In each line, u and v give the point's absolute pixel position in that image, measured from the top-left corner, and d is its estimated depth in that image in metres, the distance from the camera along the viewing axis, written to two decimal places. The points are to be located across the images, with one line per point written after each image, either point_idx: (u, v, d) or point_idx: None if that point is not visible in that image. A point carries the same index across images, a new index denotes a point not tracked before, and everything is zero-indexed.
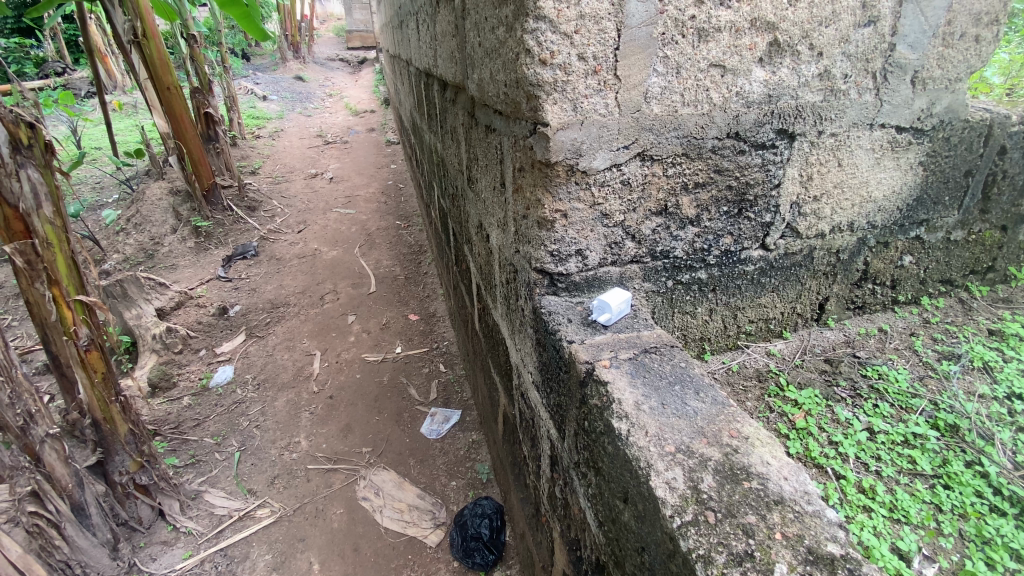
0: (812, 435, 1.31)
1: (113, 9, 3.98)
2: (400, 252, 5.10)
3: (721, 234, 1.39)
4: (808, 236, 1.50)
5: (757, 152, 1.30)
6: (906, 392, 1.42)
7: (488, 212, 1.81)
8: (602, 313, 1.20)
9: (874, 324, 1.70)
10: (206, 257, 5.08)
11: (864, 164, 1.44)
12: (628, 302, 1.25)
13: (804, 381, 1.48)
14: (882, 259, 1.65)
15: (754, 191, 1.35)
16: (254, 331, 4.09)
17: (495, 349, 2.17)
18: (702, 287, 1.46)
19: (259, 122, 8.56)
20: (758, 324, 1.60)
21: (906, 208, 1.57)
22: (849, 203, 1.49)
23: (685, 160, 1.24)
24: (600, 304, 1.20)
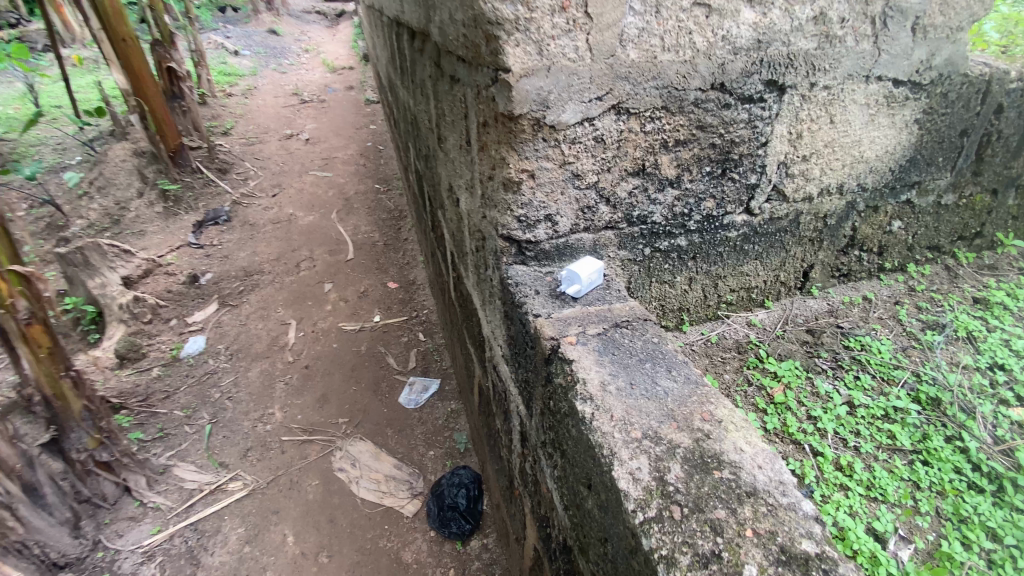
0: (790, 410, 1.26)
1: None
2: (378, 217, 4.89)
3: (703, 197, 1.29)
4: (795, 200, 1.40)
5: (743, 106, 1.18)
6: (888, 363, 1.36)
7: (456, 174, 1.68)
8: (571, 287, 1.10)
9: (858, 293, 1.64)
10: (176, 222, 4.82)
11: (857, 122, 1.33)
12: (601, 272, 1.15)
13: (784, 352, 1.42)
14: (871, 224, 1.57)
15: (739, 150, 1.24)
16: (227, 301, 3.94)
17: (469, 319, 2.08)
18: (681, 255, 1.38)
19: (231, 79, 8.11)
20: (739, 293, 1.53)
21: (899, 169, 1.47)
22: (839, 164, 1.38)
23: (665, 114, 1.12)
24: (570, 277, 1.10)
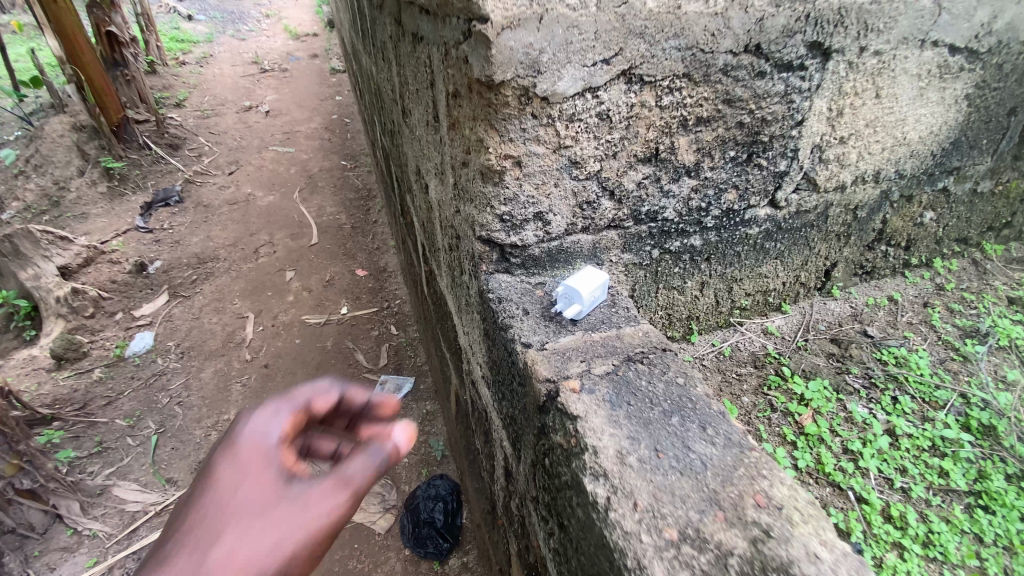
0: (824, 442, 1.06)
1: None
2: (345, 197, 4.37)
3: (724, 188, 1.05)
4: (826, 189, 1.18)
5: (780, 75, 0.94)
6: (929, 381, 1.17)
7: (423, 155, 1.41)
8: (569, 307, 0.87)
9: (882, 293, 1.45)
10: (121, 204, 4.24)
11: (905, 96, 1.11)
12: (605, 285, 0.91)
13: (810, 368, 1.23)
14: (902, 216, 1.37)
15: (771, 130, 1.01)
16: (179, 292, 3.52)
17: (443, 321, 1.83)
18: (694, 257, 1.15)
19: (184, 46, 7.47)
20: (756, 296, 1.32)
21: (940, 153, 1.26)
22: (879, 146, 1.16)
23: (687, 84, 0.88)
24: (567, 293, 0.87)
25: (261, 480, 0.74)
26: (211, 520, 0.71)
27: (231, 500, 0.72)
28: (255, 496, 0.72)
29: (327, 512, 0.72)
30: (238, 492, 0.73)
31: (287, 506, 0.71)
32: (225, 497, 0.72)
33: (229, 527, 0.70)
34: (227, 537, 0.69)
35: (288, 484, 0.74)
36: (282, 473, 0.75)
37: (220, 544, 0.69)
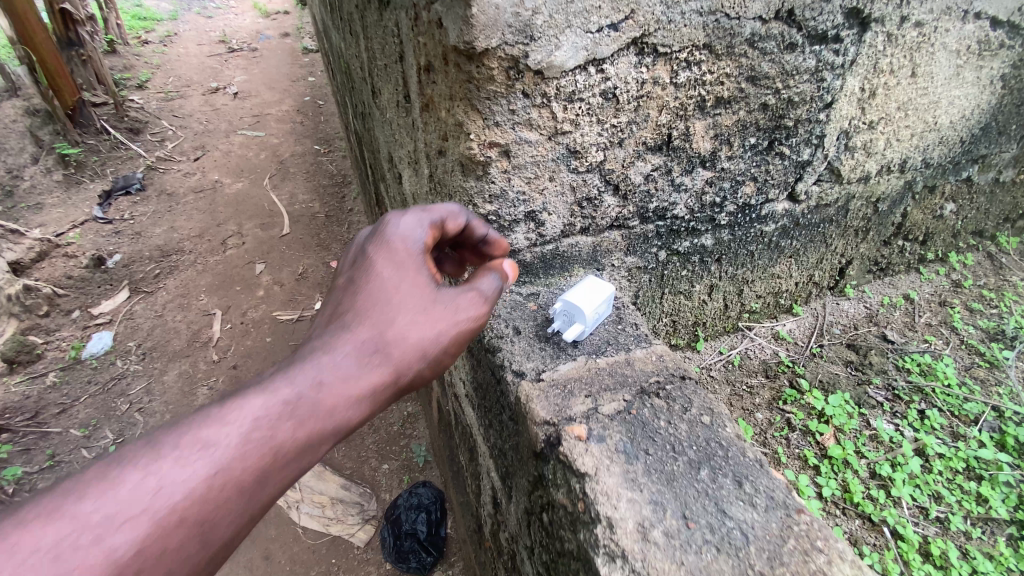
0: (851, 467, 0.95)
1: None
2: (318, 183, 3.79)
3: (741, 180, 0.91)
4: (850, 180, 1.05)
5: (812, 49, 0.80)
6: (957, 393, 1.07)
7: (395, 142, 1.24)
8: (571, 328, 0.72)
9: (897, 291, 1.34)
10: (78, 192, 3.58)
11: (941, 75, 0.98)
12: (610, 297, 0.76)
13: (827, 379, 1.11)
14: (923, 209, 1.25)
15: (798, 112, 0.86)
16: (142, 287, 2.98)
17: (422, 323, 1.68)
18: (704, 258, 1.02)
19: (146, 25, 7.00)
20: (766, 299, 1.20)
21: (969, 140, 1.15)
22: (909, 132, 1.04)
23: (707, 56, 0.73)
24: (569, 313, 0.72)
25: (412, 271, 0.60)
26: (361, 306, 0.57)
27: (378, 287, 0.58)
28: (409, 288, 0.59)
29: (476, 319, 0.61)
30: (386, 278, 0.59)
31: (445, 301, 0.59)
32: (372, 279, 0.59)
33: (384, 318, 0.57)
34: (384, 328, 0.56)
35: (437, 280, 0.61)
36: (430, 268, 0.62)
37: (377, 334, 0.56)
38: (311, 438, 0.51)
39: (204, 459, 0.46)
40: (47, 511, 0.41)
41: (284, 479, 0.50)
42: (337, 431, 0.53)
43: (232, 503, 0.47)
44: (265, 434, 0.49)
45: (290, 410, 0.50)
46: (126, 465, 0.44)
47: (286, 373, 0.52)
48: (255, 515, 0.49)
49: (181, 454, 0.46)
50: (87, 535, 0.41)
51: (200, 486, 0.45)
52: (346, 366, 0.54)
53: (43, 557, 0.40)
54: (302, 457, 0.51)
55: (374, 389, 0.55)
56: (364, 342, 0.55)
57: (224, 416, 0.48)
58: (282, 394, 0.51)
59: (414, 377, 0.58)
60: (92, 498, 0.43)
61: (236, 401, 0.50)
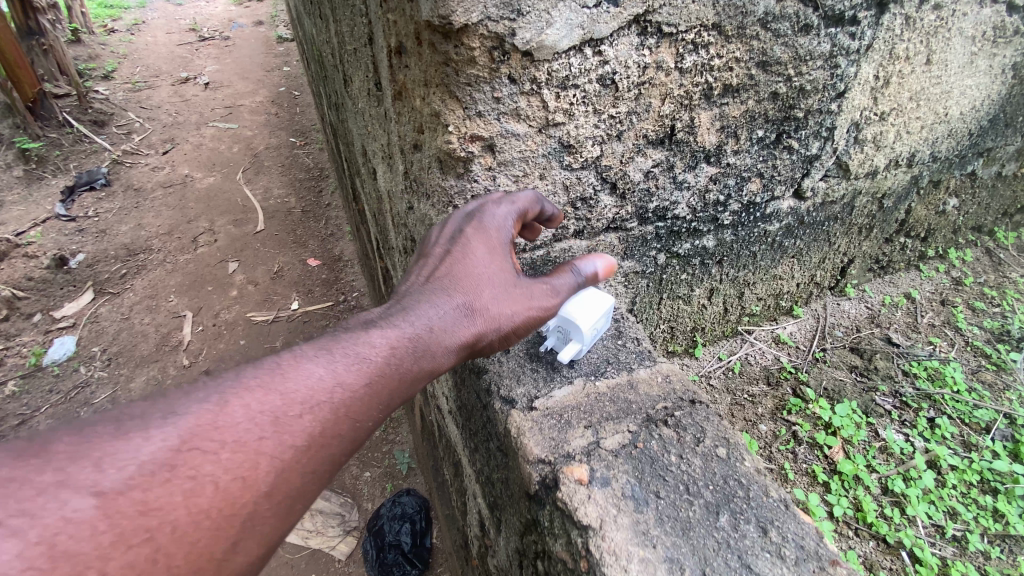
0: (862, 483, 0.89)
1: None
2: (294, 176, 3.61)
3: (747, 176, 0.84)
4: (858, 176, 0.98)
5: (827, 31, 0.73)
6: (966, 400, 1.02)
7: (369, 135, 1.14)
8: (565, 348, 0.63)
9: (898, 290, 1.29)
10: (39, 189, 3.39)
11: (955, 63, 0.91)
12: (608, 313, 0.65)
13: (833, 386, 1.05)
14: (927, 204, 1.20)
15: (808, 102, 0.79)
16: (106, 288, 2.80)
17: None
18: (705, 261, 0.95)
19: (113, 13, 6.69)
20: (767, 301, 1.13)
21: (977, 133, 1.09)
22: (919, 124, 0.97)
23: (716, 38, 0.65)
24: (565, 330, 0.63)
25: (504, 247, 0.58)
26: (458, 273, 0.56)
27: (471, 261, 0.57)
28: (499, 271, 0.57)
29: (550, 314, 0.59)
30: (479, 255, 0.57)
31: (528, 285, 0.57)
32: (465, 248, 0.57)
33: (478, 288, 0.56)
34: (478, 298, 0.56)
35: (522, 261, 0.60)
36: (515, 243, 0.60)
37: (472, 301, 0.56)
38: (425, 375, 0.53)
39: (343, 378, 0.48)
40: (217, 408, 0.43)
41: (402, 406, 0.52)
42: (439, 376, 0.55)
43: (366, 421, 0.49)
44: (390, 368, 0.50)
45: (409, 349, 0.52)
46: (280, 378, 0.47)
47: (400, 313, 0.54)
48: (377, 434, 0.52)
49: (324, 370, 0.48)
50: (255, 432, 0.44)
51: (344, 401, 0.47)
52: (448, 320, 0.55)
53: (219, 452, 0.42)
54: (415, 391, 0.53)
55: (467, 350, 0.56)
56: (463, 305, 0.55)
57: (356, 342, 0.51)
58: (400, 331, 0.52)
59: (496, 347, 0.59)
60: (253, 403, 0.45)
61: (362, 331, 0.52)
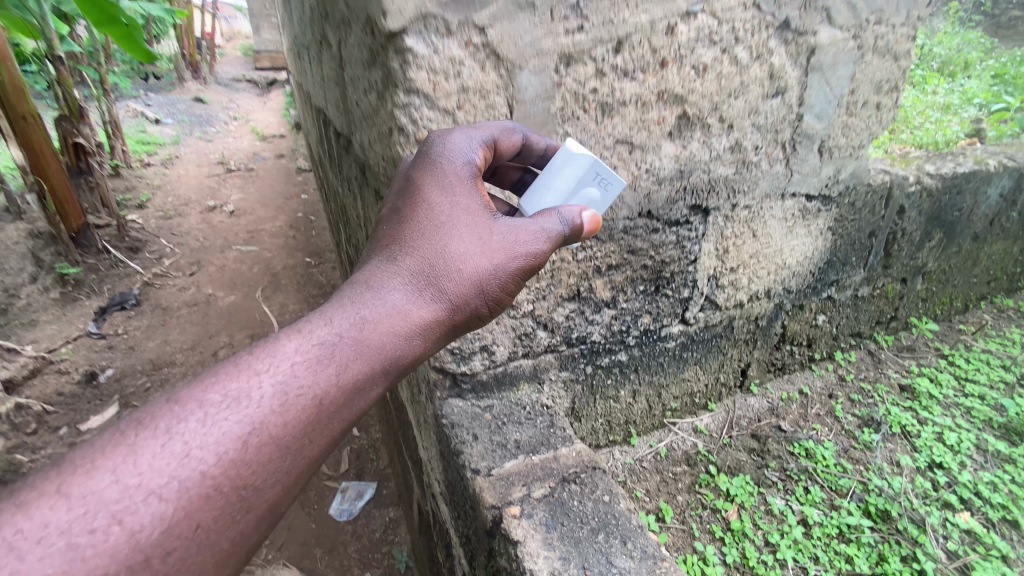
0: (747, 536, 1.20)
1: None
2: (308, 293, 4.08)
3: (639, 313, 1.25)
4: (727, 307, 1.40)
5: (671, 229, 1.17)
6: (834, 471, 1.34)
7: None
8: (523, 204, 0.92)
9: (794, 387, 1.65)
10: (76, 309, 3.80)
11: (777, 234, 1.35)
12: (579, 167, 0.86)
13: (734, 465, 1.37)
14: (798, 321, 1.60)
15: (670, 268, 1.23)
16: (132, 401, 3.10)
17: (406, 432, 1.90)
18: (623, 370, 1.33)
19: (150, 149, 7.65)
20: (683, 398, 1.49)
21: (818, 272, 1.52)
22: (765, 271, 1.41)
23: (596, 242, 1.09)
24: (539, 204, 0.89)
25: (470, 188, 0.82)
26: (426, 239, 0.79)
27: (436, 214, 0.80)
28: (464, 226, 0.80)
29: (518, 250, 0.80)
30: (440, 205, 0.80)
31: (495, 233, 0.80)
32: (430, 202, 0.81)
33: (444, 249, 0.79)
34: (448, 253, 0.79)
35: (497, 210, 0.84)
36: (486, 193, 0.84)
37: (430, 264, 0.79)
38: (331, 402, 0.69)
39: (232, 427, 0.63)
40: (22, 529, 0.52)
41: (291, 466, 0.66)
42: (396, 354, 0.75)
43: (249, 479, 0.63)
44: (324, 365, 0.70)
45: (319, 365, 0.70)
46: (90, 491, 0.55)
47: (278, 356, 0.69)
48: (293, 479, 0.67)
49: (187, 436, 0.61)
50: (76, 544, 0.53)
51: (220, 455, 0.61)
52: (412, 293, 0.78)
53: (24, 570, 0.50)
54: (317, 426, 0.68)
55: (437, 308, 0.78)
56: (430, 273, 0.79)
57: (210, 407, 0.63)
58: (289, 372, 0.68)
59: (470, 306, 0.81)
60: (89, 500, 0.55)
61: (254, 375, 0.66)
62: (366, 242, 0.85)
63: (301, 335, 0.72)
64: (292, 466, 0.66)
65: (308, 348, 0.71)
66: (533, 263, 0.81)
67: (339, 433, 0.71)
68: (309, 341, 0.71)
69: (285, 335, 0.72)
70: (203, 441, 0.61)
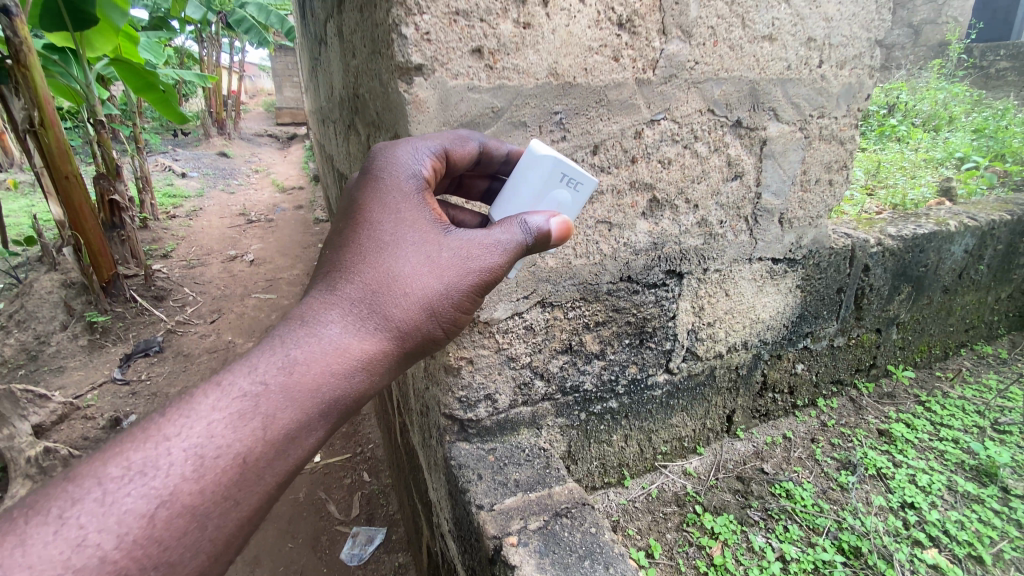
0: (730, 571, 1.31)
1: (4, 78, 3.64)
2: None
3: (626, 364, 1.41)
4: (708, 357, 1.56)
5: (649, 290, 1.35)
6: (812, 511, 1.46)
7: None
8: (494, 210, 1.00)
9: (778, 432, 1.77)
10: (102, 356, 3.99)
11: (748, 292, 1.53)
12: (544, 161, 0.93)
13: (719, 504, 1.49)
14: (777, 369, 1.74)
15: (651, 324, 1.40)
16: None
17: (416, 476, 2.02)
18: (614, 416, 1.47)
19: (175, 201, 8.08)
20: (672, 443, 1.62)
21: (792, 325, 1.68)
22: (740, 325, 1.57)
23: (584, 303, 1.27)
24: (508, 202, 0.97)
25: (415, 213, 0.89)
26: (372, 267, 0.86)
27: (383, 239, 0.87)
28: (410, 251, 0.87)
29: (463, 269, 0.87)
30: (387, 231, 0.88)
31: (440, 252, 0.87)
32: (376, 231, 0.88)
33: (390, 274, 0.85)
34: (395, 275, 0.85)
35: (445, 229, 0.90)
36: (433, 215, 0.90)
37: (375, 290, 0.85)
38: (258, 459, 0.73)
39: (136, 501, 0.65)
40: None
41: (212, 535, 0.69)
42: (340, 387, 0.80)
43: (160, 557, 0.65)
44: (250, 412, 0.73)
45: (243, 422, 0.72)
46: None
47: (190, 419, 0.71)
48: (217, 546, 0.70)
49: (86, 519, 0.62)
50: None
51: (122, 536, 0.63)
52: (355, 323, 0.83)
53: None
54: (241, 487, 0.71)
55: (381, 334, 0.84)
56: (376, 298, 0.84)
57: (109, 483, 0.65)
58: (205, 435, 0.70)
59: (420, 326, 0.87)
60: None
61: (164, 443, 0.69)
62: (316, 271, 0.91)
63: (220, 391, 0.74)
64: (213, 533, 0.69)
65: (227, 405, 0.73)
66: (481, 279, 0.88)
67: (271, 487, 0.74)
68: (230, 396, 0.74)
69: (199, 396, 0.73)
70: (100, 523, 0.63)
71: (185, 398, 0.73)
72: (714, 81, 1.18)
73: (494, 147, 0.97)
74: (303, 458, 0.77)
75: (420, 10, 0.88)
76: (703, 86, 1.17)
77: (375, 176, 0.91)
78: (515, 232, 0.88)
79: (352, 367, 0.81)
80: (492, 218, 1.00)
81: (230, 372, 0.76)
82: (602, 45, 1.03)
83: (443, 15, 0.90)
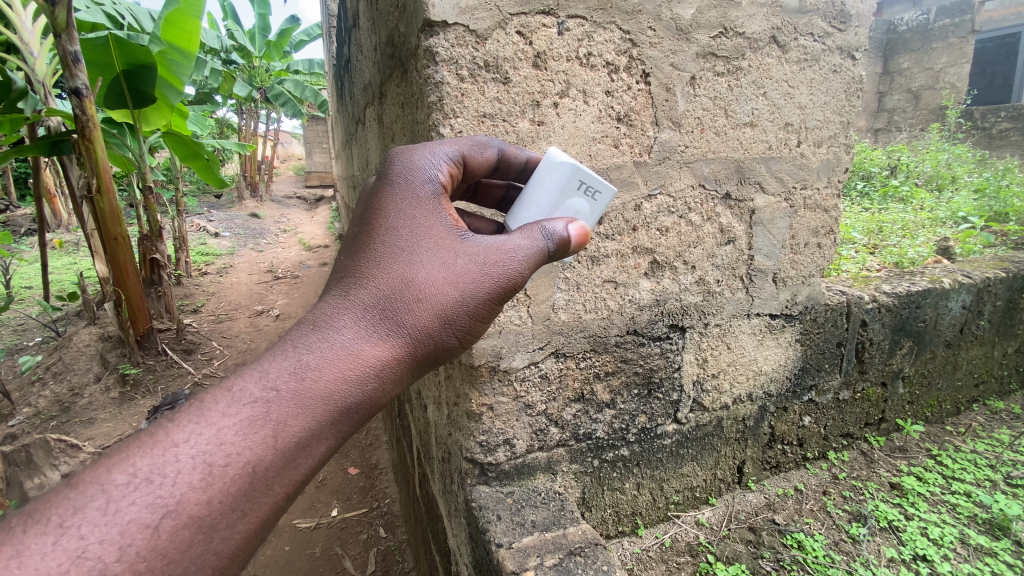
0: None
1: (69, 150, 4.07)
2: None
3: (636, 413, 1.52)
4: (714, 408, 1.65)
5: (655, 343, 1.47)
6: (824, 562, 1.50)
7: (422, 386, 1.83)
8: (515, 214, 1.11)
9: (790, 484, 1.81)
10: (131, 408, 4.14)
11: (749, 346, 1.64)
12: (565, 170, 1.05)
13: (732, 554, 1.52)
14: (784, 421, 1.81)
15: (658, 374, 1.51)
16: None
17: (434, 526, 2.07)
18: (626, 464, 1.55)
19: (208, 259, 8.50)
20: (684, 493, 1.68)
21: (794, 377, 1.77)
22: (743, 376, 1.66)
23: (594, 354, 1.40)
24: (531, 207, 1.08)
25: (432, 221, 0.97)
26: (389, 273, 0.93)
27: (400, 246, 0.95)
28: (426, 258, 0.95)
29: (477, 279, 0.95)
30: (404, 238, 0.95)
31: (456, 260, 0.95)
32: (393, 238, 0.95)
33: (407, 281, 0.93)
34: (411, 282, 0.93)
35: (461, 238, 0.97)
36: (449, 224, 0.98)
37: (390, 296, 0.92)
38: (266, 469, 0.78)
39: (139, 508, 0.69)
40: None
41: (217, 546, 0.74)
42: (355, 391, 0.87)
43: (164, 570, 0.69)
44: (262, 414, 0.80)
45: (253, 429, 0.78)
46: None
47: (198, 427, 0.77)
48: (220, 558, 0.74)
49: (88, 527, 0.67)
50: None
51: (125, 546, 0.67)
52: (370, 330, 0.91)
53: None
54: (249, 498, 0.77)
55: (394, 342, 0.92)
56: (392, 305, 0.92)
57: (114, 492, 0.70)
58: (213, 442, 0.76)
59: (435, 335, 0.95)
60: None
61: (172, 449, 0.74)
62: (331, 278, 0.99)
63: (231, 397, 0.80)
64: (216, 547, 0.74)
65: (238, 411, 0.79)
66: (494, 286, 0.96)
67: (278, 498, 0.80)
68: (240, 401, 0.80)
69: (210, 403, 0.80)
70: (102, 535, 0.67)
71: (195, 405, 0.80)
72: (703, 161, 1.36)
73: (511, 153, 1.08)
74: (313, 466, 0.83)
75: (454, 115, 1.10)
76: (693, 166, 1.35)
77: (393, 181, 0.99)
78: (536, 239, 0.98)
79: (364, 373, 0.88)
80: (509, 226, 1.12)
81: (241, 378, 0.83)
82: (604, 136, 1.23)
83: (472, 118, 1.11)
